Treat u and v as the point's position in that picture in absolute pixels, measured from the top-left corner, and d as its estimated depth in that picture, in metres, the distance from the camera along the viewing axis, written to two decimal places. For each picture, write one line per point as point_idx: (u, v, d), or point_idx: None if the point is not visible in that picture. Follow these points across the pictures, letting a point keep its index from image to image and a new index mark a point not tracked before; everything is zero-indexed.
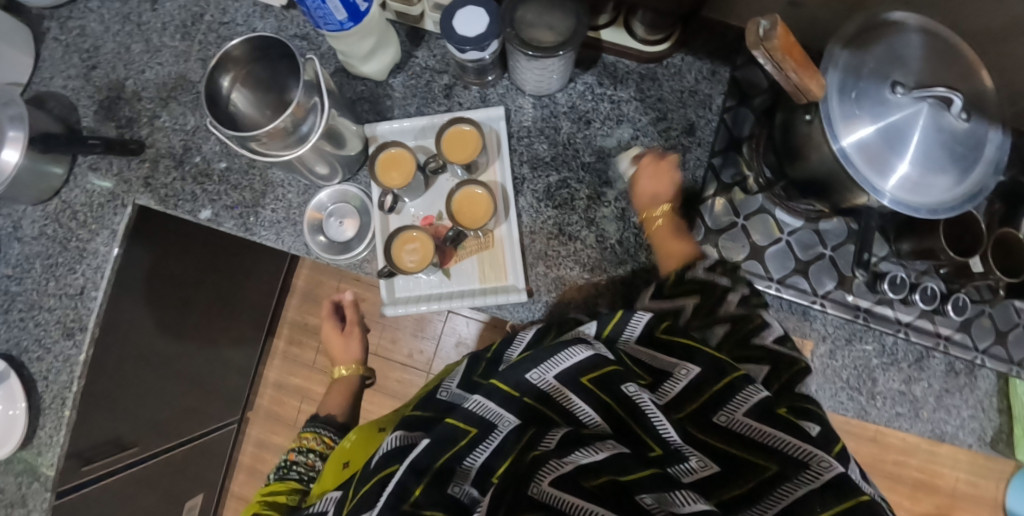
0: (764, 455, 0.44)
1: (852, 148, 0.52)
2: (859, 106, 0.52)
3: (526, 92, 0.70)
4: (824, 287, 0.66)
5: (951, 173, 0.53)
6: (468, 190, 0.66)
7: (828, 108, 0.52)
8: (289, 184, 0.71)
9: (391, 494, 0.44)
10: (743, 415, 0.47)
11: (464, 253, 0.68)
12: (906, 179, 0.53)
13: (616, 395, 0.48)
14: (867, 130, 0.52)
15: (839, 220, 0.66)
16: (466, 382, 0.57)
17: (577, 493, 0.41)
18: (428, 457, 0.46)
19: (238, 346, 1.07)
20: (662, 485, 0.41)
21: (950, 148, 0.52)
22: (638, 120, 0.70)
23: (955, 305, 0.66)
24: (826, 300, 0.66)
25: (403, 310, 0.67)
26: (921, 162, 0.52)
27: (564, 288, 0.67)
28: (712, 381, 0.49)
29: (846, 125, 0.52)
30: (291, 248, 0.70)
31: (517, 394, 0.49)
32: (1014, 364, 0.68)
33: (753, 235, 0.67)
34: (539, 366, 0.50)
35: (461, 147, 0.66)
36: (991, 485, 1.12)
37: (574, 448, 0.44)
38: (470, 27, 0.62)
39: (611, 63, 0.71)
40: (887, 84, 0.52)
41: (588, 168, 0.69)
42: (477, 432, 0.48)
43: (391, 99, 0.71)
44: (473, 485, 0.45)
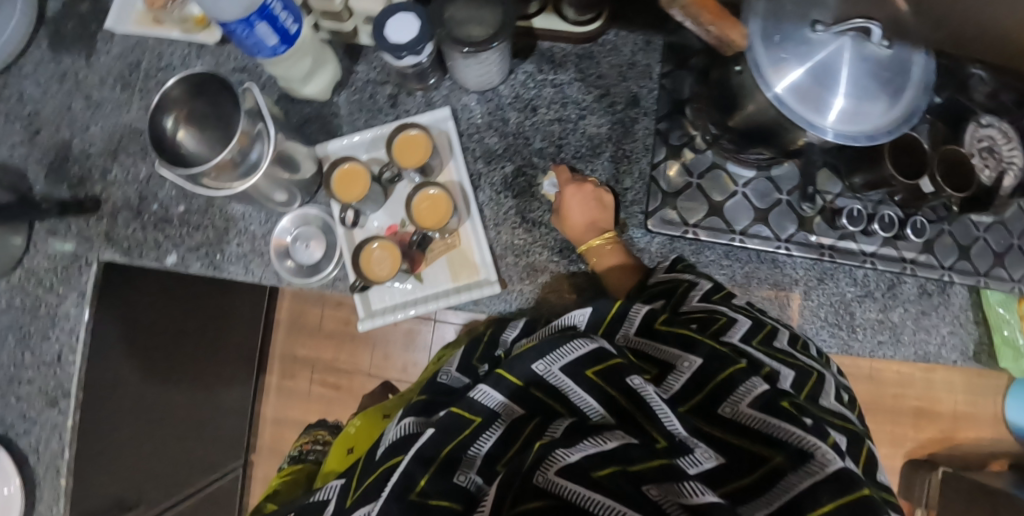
0: (769, 446, 0.42)
1: (783, 90, 0.54)
2: (785, 49, 0.53)
3: (469, 89, 0.71)
4: (787, 231, 0.67)
5: (883, 99, 0.55)
6: (424, 192, 0.66)
7: (755, 54, 0.54)
8: (249, 217, 0.70)
9: (398, 485, 0.45)
10: (747, 406, 0.45)
11: (432, 256, 0.68)
12: (843, 112, 0.54)
13: (623, 388, 0.46)
14: (793, 68, 0.53)
15: (790, 164, 0.67)
16: (464, 365, 0.64)
17: (586, 484, 0.40)
18: (433, 446, 0.47)
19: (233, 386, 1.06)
20: (669, 477, 0.40)
21: (878, 76, 0.54)
22: (582, 100, 0.71)
23: (913, 229, 0.67)
24: (790, 244, 0.67)
25: (381, 321, 0.68)
26: (854, 93, 0.54)
27: (536, 273, 0.68)
28: (714, 372, 0.47)
29: (772, 69, 0.53)
30: (262, 279, 0.70)
31: (521, 384, 0.49)
32: (981, 275, 0.70)
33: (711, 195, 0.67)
34: (544, 357, 0.49)
35: (412, 152, 0.65)
36: (988, 402, 1.14)
37: (581, 438, 0.44)
38: (403, 33, 0.63)
39: (548, 49, 0.72)
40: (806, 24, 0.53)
41: (543, 154, 0.70)
42: (482, 419, 0.48)
43: (338, 117, 0.71)
44: (478, 473, 0.45)
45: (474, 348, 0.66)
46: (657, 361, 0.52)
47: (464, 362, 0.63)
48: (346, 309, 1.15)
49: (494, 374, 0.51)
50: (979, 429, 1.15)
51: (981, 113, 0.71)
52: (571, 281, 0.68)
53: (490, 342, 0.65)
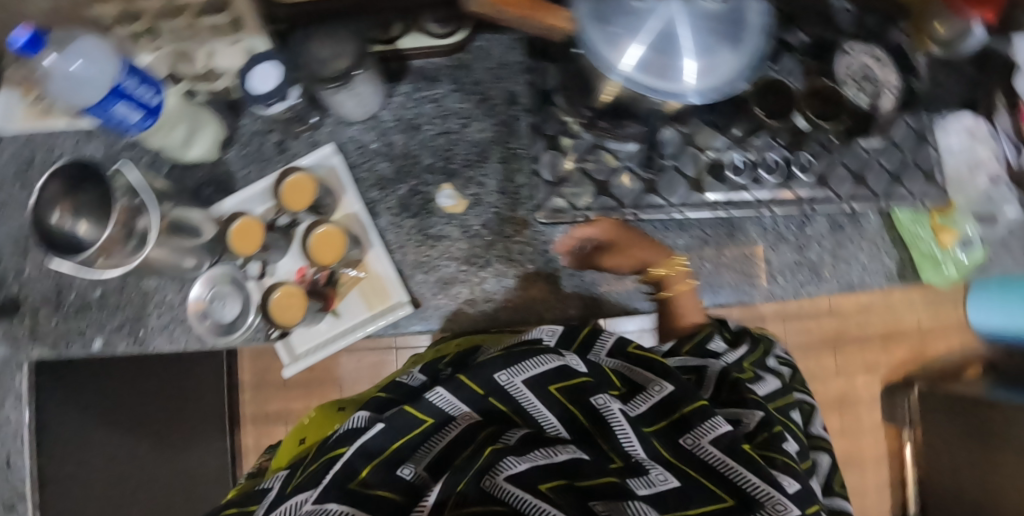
0: (723, 489, 0.45)
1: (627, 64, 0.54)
2: (615, 25, 0.54)
3: (350, 121, 0.72)
4: (677, 195, 0.66)
5: (724, 47, 0.55)
6: (316, 231, 0.65)
7: (586, 29, 0.54)
8: (164, 287, 0.71)
9: (339, 474, 0.44)
10: (708, 443, 0.48)
11: (344, 290, 0.70)
12: (691, 68, 0.55)
13: (586, 408, 0.50)
14: (626, 38, 0.54)
15: (671, 129, 0.67)
16: (427, 369, 0.59)
17: (531, 492, 0.41)
18: (381, 441, 0.47)
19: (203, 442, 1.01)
20: (617, 494, 0.42)
21: (710, 28, 0.55)
22: (462, 109, 0.72)
23: (799, 167, 0.69)
24: (683, 208, 0.67)
25: (306, 363, 0.69)
26: (694, 48, 0.55)
27: (447, 286, 0.69)
28: (682, 404, 0.52)
29: (606, 41, 0.54)
30: (187, 345, 0.71)
31: (482, 391, 0.51)
32: (877, 197, 0.71)
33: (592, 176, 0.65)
34: (507, 369, 0.52)
35: (300, 195, 0.66)
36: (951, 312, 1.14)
37: (533, 448, 0.46)
38: (263, 81, 0.64)
39: (421, 66, 0.73)
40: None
41: (433, 170, 0.71)
42: (435, 421, 0.49)
43: (232, 173, 0.72)
44: (425, 469, 0.46)
45: (440, 357, 0.62)
46: (627, 381, 0.55)
47: (429, 365, 0.60)
48: None
49: (454, 378, 0.53)
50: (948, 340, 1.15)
51: (849, 41, 0.72)
52: (483, 286, 0.69)
53: (466, 353, 0.62)
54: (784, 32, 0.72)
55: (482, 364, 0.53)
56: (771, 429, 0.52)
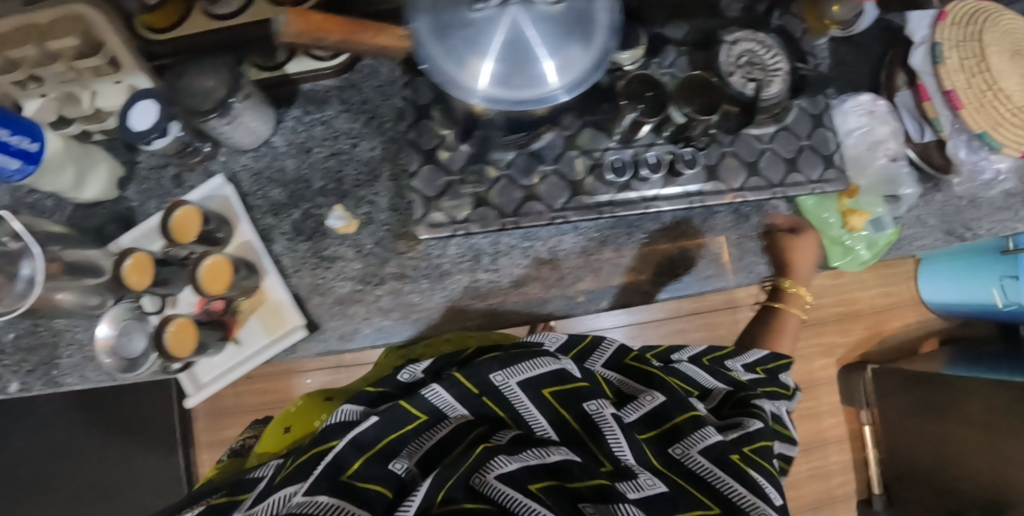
0: (710, 497, 0.48)
1: (487, 85, 0.53)
2: (459, 47, 0.53)
3: (243, 149, 0.72)
4: (558, 200, 0.65)
5: (578, 39, 0.54)
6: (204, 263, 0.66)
7: (424, 48, 0.53)
8: (74, 325, 0.72)
9: (328, 466, 0.43)
10: (697, 453, 0.51)
11: (244, 317, 0.71)
12: (553, 68, 0.54)
13: (578, 412, 0.51)
14: (466, 53, 0.53)
15: (550, 134, 0.66)
16: (432, 366, 0.57)
17: (521, 490, 0.42)
18: (374, 433, 0.46)
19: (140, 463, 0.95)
20: (606, 497, 0.43)
21: (559, 23, 0.53)
22: (351, 129, 0.73)
23: (684, 163, 0.67)
24: (565, 212, 0.65)
25: (210, 391, 0.70)
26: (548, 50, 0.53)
27: (344, 306, 0.70)
28: (675, 412, 0.54)
29: (445, 58, 0.52)
30: (100, 382, 0.72)
31: (476, 391, 0.51)
32: (774, 186, 0.70)
33: (470, 186, 0.65)
34: (503, 369, 0.52)
35: (184, 229, 0.67)
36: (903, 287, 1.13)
37: (525, 448, 0.47)
38: (141, 119, 0.65)
39: (310, 90, 0.74)
40: (466, 13, 0.53)
41: (325, 192, 0.72)
42: (427, 418, 0.49)
43: (133, 209, 0.73)
44: (413, 465, 0.46)
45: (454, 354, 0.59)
46: (623, 392, 0.57)
47: (434, 362, 0.57)
48: None
49: (449, 375, 0.52)
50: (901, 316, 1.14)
51: (736, 30, 0.71)
52: (379, 304, 0.70)
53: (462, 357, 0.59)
54: (669, 26, 0.72)
55: (477, 362, 0.53)
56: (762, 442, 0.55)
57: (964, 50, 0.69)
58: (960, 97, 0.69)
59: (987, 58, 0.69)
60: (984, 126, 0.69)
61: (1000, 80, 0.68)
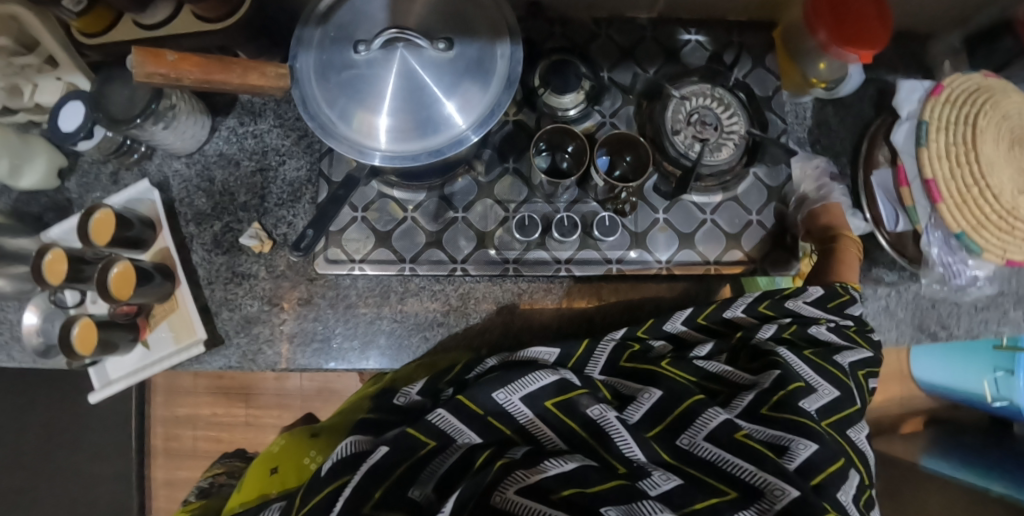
0: (725, 481, 0.48)
1: (379, 137, 0.50)
2: (344, 96, 0.50)
3: (176, 155, 0.73)
4: (462, 251, 0.62)
5: (474, 83, 0.51)
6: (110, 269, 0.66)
7: (303, 93, 0.50)
8: (6, 306, 0.75)
9: (350, 501, 0.47)
10: (704, 440, 0.50)
11: (155, 322, 0.71)
12: (450, 112, 0.50)
13: (581, 419, 0.52)
14: (346, 102, 0.50)
15: (465, 179, 0.63)
16: (428, 388, 0.59)
17: (544, 501, 0.46)
18: (389, 462, 0.49)
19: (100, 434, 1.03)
20: (627, 497, 0.46)
21: (453, 70, 0.51)
22: (281, 146, 0.71)
23: (602, 228, 0.62)
24: (467, 264, 0.62)
25: (114, 390, 0.71)
26: (442, 96, 0.50)
27: (250, 325, 0.69)
28: (675, 406, 0.52)
29: (324, 105, 0.50)
30: (23, 363, 0.75)
31: (481, 412, 0.53)
32: (709, 262, 0.64)
33: (373, 224, 0.62)
34: (505, 387, 0.53)
35: (102, 230, 0.67)
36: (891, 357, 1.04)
37: (542, 459, 0.49)
38: (69, 121, 0.66)
39: (247, 101, 0.73)
40: (352, 58, 0.50)
41: (246, 207, 0.71)
42: (436, 444, 0.51)
43: (71, 200, 0.75)
44: (430, 490, 0.50)
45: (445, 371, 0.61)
46: (621, 395, 0.56)
47: (430, 386, 0.59)
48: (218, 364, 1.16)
49: (453, 398, 0.54)
50: (887, 390, 1.05)
51: (693, 81, 0.65)
52: (283, 328, 0.69)
53: (464, 367, 0.62)
54: (618, 72, 0.67)
55: (480, 381, 0.54)
56: (787, 386, 0.52)
57: (953, 134, 0.62)
58: (940, 189, 0.61)
59: (977, 147, 0.61)
60: (964, 226, 0.61)
61: (989, 174, 0.60)
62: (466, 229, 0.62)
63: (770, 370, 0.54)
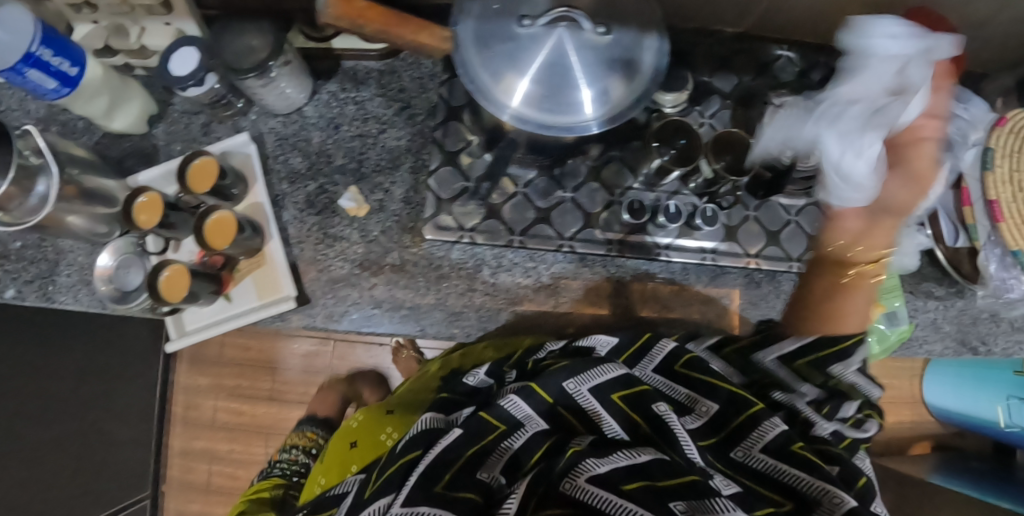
0: (779, 492, 0.47)
1: (525, 104, 0.53)
2: (500, 61, 0.52)
3: (274, 113, 0.73)
4: (569, 229, 0.65)
5: (620, 72, 0.54)
6: (218, 214, 0.66)
7: (463, 55, 0.53)
8: (79, 248, 0.75)
9: (423, 474, 0.49)
10: (760, 452, 0.51)
11: (240, 276, 0.71)
12: (593, 95, 0.53)
13: (647, 413, 0.53)
14: (500, 65, 0.52)
15: (576, 161, 0.66)
16: (494, 370, 0.65)
17: (614, 491, 0.45)
18: (460, 445, 0.52)
19: (123, 397, 1.00)
20: (697, 493, 0.44)
21: (603, 58, 0.53)
22: (383, 115, 0.73)
23: (703, 217, 0.65)
24: (574, 242, 0.65)
25: (190, 341, 0.71)
26: (589, 79, 0.53)
27: (337, 286, 0.70)
28: (733, 415, 0.53)
29: (481, 67, 0.52)
30: (90, 306, 0.74)
31: (551, 400, 0.56)
32: (792, 260, 0.68)
33: (487, 195, 0.64)
34: (574, 377, 0.57)
35: (202, 178, 0.67)
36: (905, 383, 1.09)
37: (615, 450, 0.50)
38: (183, 65, 0.66)
39: (350, 68, 0.74)
40: (513, 28, 0.53)
41: (343, 170, 0.72)
42: (505, 428, 0.54)
43: (157, 148, 0.75)
44: (501, 474, 0.51)
45: (506, 359, 0.67)
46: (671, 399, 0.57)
47: (493, 367, 0.64)
48: (247, 334, 1.15)
49: (525, 387, 0.57)
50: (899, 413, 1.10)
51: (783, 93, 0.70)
52: (372, 292, 0.69)
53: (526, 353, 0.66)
54: (715, 77, 0.71)
55: (549, 373, 0.58)
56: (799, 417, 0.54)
57: (1016, 161, 0.66)
58: (1003, 210, 0.66)
59: None
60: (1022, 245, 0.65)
61: None
62: (572, 210, 0.65)
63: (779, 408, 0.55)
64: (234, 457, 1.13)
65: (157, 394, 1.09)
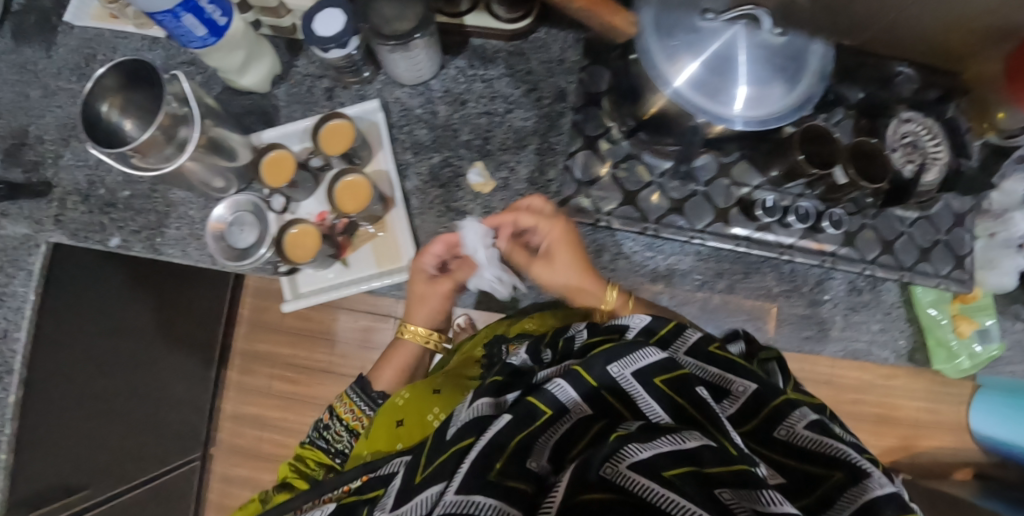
0: (822, 463, 0.37)
1: (705, 92, 0.55)
2: (683, 50, 0.55)
3: (401, 83, 0.73)
4: (701, 221, 0.67)
5: (798, 72, 0.56)
6: (348, 180, 0.69)
7: (646, 42, 0.56)
8: (190, 202, 0.74)
9: (475, 463, 0.38)
10: (804, 429, 0.40)
11: (358, 243, 0.71)
12: (771, 88, 0.55)
13: (691, 397, 0.41)
14: (684, 54, 0.55)
15: (711, 156, 0.68)
16: (534, 350, 0.57)
17: (656, 479, 0.34)
18: (507, 433, 0.40)
19: (177, 358, 1.01)
20: (745, 482, 0.34)
21: (783, 57, 0.56)
22: (510, 95, 0.73)
23: (830, 221, 0.68)
24: (706, 234, 0.67)
25: (305, 303, 0.71)
26: (767, 76, 0.55)
27: (458, 260, 0.70)
28: (772, 399, 0.42)
29: (665, 54, 0.55)
30: (198, 261, 0.73)
31: (596, 384, 0.43)
32: (904, 270, 0.70)
33: (625, 183, 0.67)
34: (618, 359, 0.44)
35: (336, 140, 0.69)
36: (952, 411, 1.08)
37: (658, 433, 0.38)
38: (328, 27, 0.66)
39: (479, 46, 0.75)
40: (696, 21, 0.56)
41: (469, 145, 0.72)
42: (553, 413, 0.42)
43: (277, 108, 0.75)
44: (548, 460, 0.39)
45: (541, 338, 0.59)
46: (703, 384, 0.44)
47: (533, 347, 0.57)
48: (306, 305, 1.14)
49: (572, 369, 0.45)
50: (941, 437, 1.10)
51: (902, 109, 0.72)
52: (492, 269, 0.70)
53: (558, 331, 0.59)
54: (841, 86, 0.72)
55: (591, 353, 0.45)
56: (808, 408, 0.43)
57: None
58: None
59: None
60: None
61: None
62: (700, 203, 0.68)
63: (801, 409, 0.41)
64: (284, 426, 1.12)
65: (213, 359, 1.11)
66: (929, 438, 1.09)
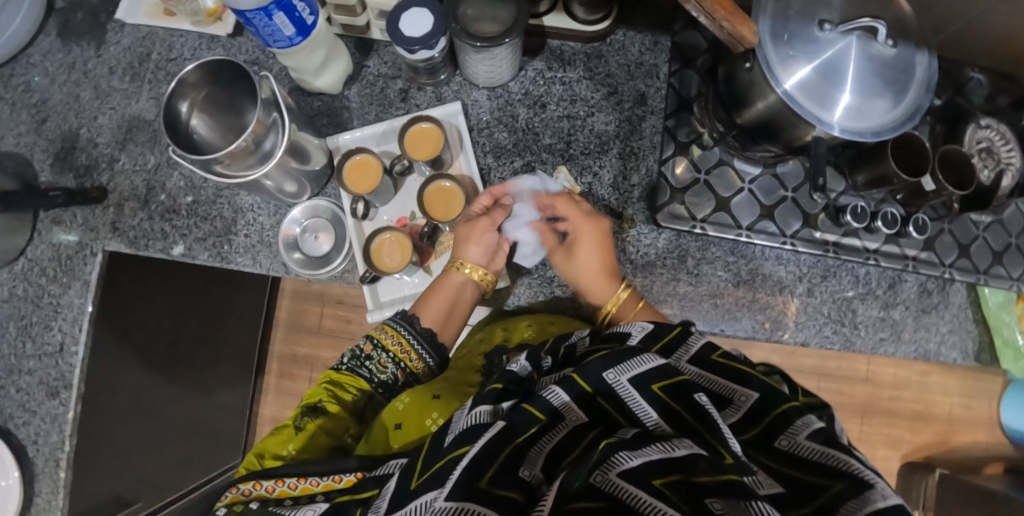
0: (823, 474, 0.37)
1: (823, 106, 0.55)
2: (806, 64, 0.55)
3: (479, 85, 0.72)
4: (791, 227, 0.69)
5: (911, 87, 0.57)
6: (438, 184, 0.68)
7: (767, 53, 0.55)
8: (259, 207, 0.71)
9: (467, 470, 0.39)
10: (806, 440, 0.39)
11: (441, 250, 0.70)
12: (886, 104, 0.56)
13: (689, 403, 0.41)
14: (805, 68, 0.55)
15: (795, 162, 0.69)
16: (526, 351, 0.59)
17: (645, 488, 0.35)
18: (494, 446, 0.41)
19: (221, 364, 0.98)
20: (737, 494, 0.34)
21: (899, 72, 0.56)
22: (590, 98, 0.72)
23: (915, 226, 0.68)
24: (796, 240, 0.68)
25: (389, 313, 0.69)
26: (883, 89, 0.56)
27: (544, 266, 0.69)
28: (773, 405, 0.42)
29: (787, 68, 0.55)
30: (270, 269, 0.70)
31: (589, 390, 0.43)
32: (980, 273, 0.71)
33: (717, 189, 0.69)
34: (614, 365, 0.44)
35: (424, 144, 0.68)
36: (983, 405, 1.11)
37: (649, 441, 0.38)
38: (416, 27, 0.63)
39: (557, 47, 0.73)
40: (817, 32, 0.55)
41: (551, 149, 0.71)
42: (546, 420, 0.43)
43: (349, 110, 0.72)
44: (542, 470, 0.40)
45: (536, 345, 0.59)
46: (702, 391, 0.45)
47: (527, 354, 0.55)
48: (346, 308, 1.12)
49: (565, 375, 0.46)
50: (975, 433, 1.11)
51: (977, 115, 0.73)
52: None
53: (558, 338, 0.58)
54: None
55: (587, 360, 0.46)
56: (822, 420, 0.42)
57: None
58: None
59: None
60: None
61: None
62: (786, 208, 0.69)
63: (809, 416, 0.41)
64: None
65: (248, 362, 1.06)
66: (963, 434, 1.11)
